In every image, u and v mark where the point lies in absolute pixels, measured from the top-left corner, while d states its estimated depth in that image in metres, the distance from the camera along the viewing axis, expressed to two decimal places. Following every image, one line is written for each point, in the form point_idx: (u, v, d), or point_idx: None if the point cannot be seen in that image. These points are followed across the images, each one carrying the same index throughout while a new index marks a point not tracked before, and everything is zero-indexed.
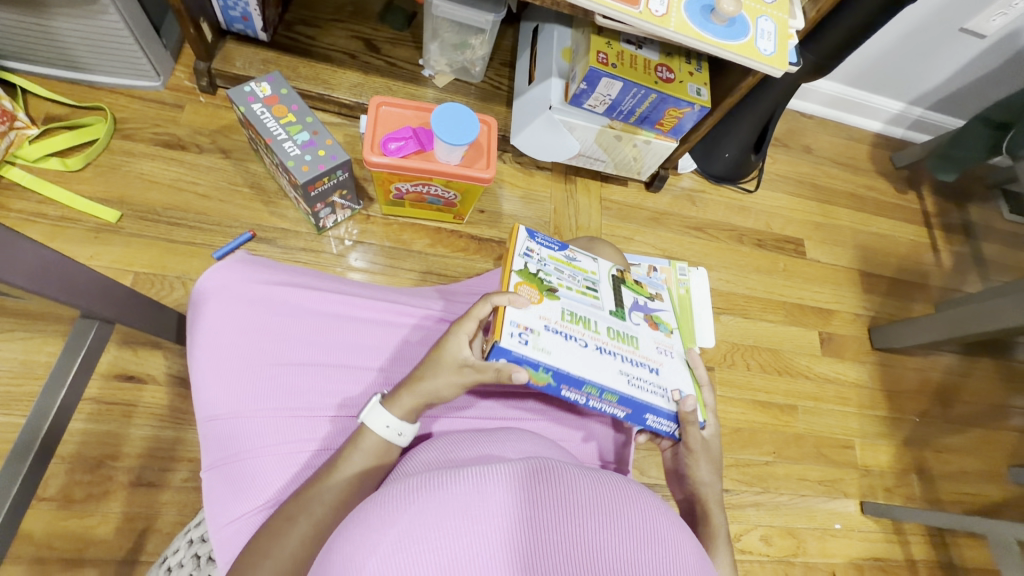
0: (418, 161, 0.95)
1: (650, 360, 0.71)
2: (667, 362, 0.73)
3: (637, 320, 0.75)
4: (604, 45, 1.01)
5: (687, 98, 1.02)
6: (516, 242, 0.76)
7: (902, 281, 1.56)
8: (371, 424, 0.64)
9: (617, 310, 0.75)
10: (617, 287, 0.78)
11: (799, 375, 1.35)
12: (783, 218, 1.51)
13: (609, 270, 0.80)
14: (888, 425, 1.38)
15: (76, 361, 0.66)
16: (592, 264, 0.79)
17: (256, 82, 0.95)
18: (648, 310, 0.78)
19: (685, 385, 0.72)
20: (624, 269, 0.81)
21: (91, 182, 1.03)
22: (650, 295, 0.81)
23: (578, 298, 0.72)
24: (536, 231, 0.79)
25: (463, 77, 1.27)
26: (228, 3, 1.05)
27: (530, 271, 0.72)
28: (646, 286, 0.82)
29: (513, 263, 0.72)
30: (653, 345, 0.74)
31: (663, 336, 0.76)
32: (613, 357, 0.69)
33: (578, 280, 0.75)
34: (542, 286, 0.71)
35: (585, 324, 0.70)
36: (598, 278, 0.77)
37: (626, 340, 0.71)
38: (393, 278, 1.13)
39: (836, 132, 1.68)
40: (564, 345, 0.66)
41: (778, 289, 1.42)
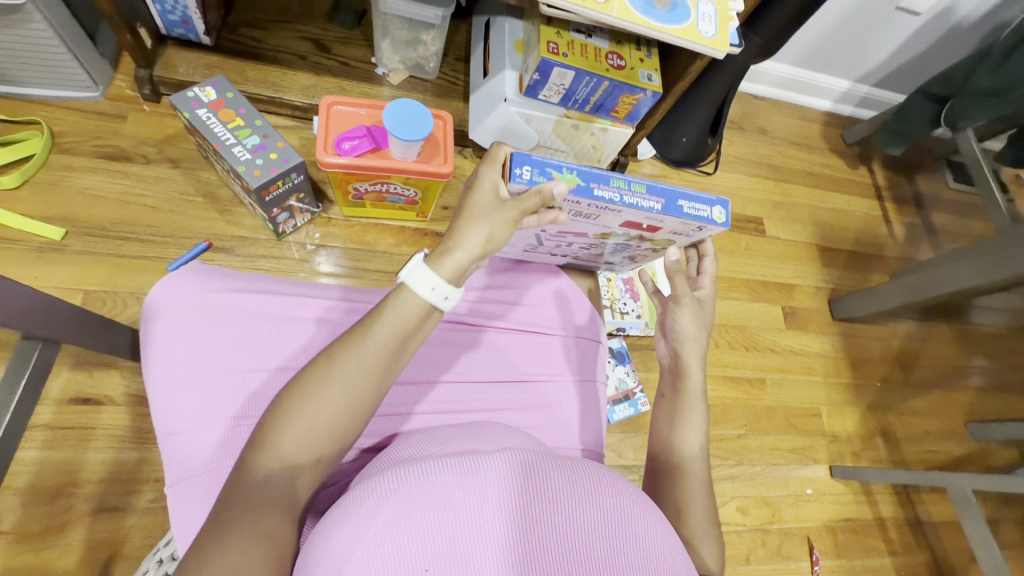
0: (374, 159, 0.94)
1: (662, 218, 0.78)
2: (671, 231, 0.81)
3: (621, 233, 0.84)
4: (554, 34, 1.01)
5: (639, 84, 1.04)
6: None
7: (858, 254, 1.62)
8: (414, 284, 0.60)
9: None
10: None
11: (767, 350, 1.39)
12: (742, 199, 1.55)
13: None
14: (852, 391, 1.43)
15: (18, 386, 0.63)
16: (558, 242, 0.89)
17: (199, 87, 0.92)
18: None
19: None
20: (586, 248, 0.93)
21: (30, 200, 0.99)
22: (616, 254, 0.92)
23: None
24: None
25: (418, 74, 1.26)
26: (164, 7, 1.02)
27: None
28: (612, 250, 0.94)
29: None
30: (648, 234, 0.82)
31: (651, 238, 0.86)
32: None
33: None
34: None
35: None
36: None
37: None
38: (358, 280, 1.11)
39: (789, 112, 1.73)
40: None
41: (742, 268, 1.46)
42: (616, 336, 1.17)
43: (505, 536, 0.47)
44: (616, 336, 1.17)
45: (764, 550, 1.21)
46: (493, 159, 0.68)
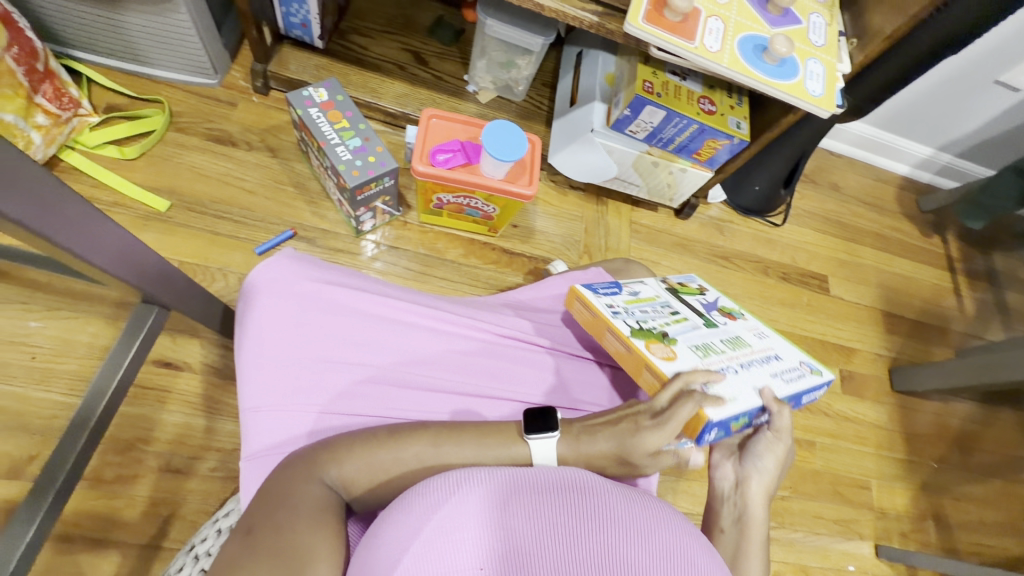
0: (464, 173, 0.97)
1: (767, 351, 0.80)
2: (767, 341, 0.83)
3: (718, 320, 0.86)
4: (650, 74, 1.03)
5: (727, 130, 1.05)
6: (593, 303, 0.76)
7: (924, 325, 1.56)
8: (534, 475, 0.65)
9: (706, 321, 0.83)
10: (682, 300, 0.89)
11: (820, 412, 1.34)
12: (809, 254, 1.52)
13: (662, 286, 0.91)
14: (905, 468, 1.36)
15: (133, 344, 0.71)
16: (650, 292, 0.88)
17: (314, 87, 0.98)
18: (716, 304, 0.91)
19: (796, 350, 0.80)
20: (671, 278, 0.94)
21: (142, 170, 1.06)
22: (698, 291, 0.94)
23: (680, 328, 0.77)
24: (593, 285, 0.80)
25: (505, 95, 1.31)
26: (290, 9, 1.09)
27: (636, 327, 0.73)
28: (691, 286, 0.95)
29: (620, 328, 0.72)
30: (747, 332, 0.84)
31: (747, 321, 0.87)
32: (756, 365, 0.74)
33: (663, 313, 0.81)
34: (658, 337, 0.72)
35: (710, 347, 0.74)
36: (664, 301, 0.88)
37: (737, 339, 0.79)
38: (425, 285, 1.15)
39: (863, 172, 1.70)
40: (723, 377, 0.67)
41: (802, 324, 1.43)
42: None
43: (553, 547, 0.50)
44: None
45: None
46: (679, 408, 0.62)
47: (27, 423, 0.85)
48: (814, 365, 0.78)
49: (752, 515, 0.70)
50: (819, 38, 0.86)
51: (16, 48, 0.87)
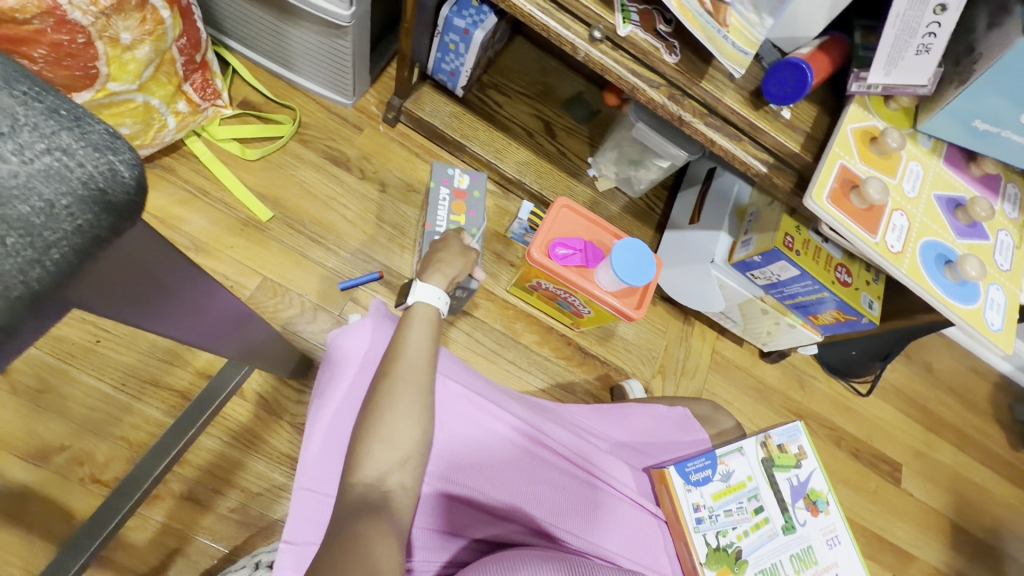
0: (577, 276, 0.91)
1: (829, 570, 0.76)
2: (836, 551, 0.78)
3: (801, 510, 0.79)
4: (794, 228, 0.96)
5: (859, 308, 0.97)
6: (681, 502, 0.78)
7: (989, 546, 1.42)
8: (423, 296, 0.77)
9: (786, 524, 0.78)
10: (770, 474, 0.81)
11: None
12: (886, 434, 1.40)
13: (755, 449, 0.82)
14: None
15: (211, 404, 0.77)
16: (742, 472, 0.81)
17: (458, 172, 1.03)
18: (805, 489, 0.81)
19: None
20: (767, 440, 0.82)
21: (255, 175, 1.04)
22: (794, 459, 0.83)
23: (755, 540, 0.77)
24: (686, 463, 0.80)
25: (623, 187, 1.26)
26: (444, 56, 1.07)
27: (716, 547, 0.75)
28: (791, 449, 0.83)
29: (695, 547, 0.75)
30: (820, 538, 0.78)
31: (826, 519, 0.79)
32: None
33: (746, 513, 0.78)
34: (731, 563, 0.74)
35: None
36: (757, 487, 0.80)
37: (806, 557, 0.76)
38: (491, 364, 1.10)
39: (962, 358, 1.56)
40: None
41: (861, 512, 1.32)
42: None
43: None
44: None
45: None
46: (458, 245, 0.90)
47: (68, 409, 0.83)
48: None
49: None
50: (1005, 260, 0.78)
51: (185, 39, 0.86)
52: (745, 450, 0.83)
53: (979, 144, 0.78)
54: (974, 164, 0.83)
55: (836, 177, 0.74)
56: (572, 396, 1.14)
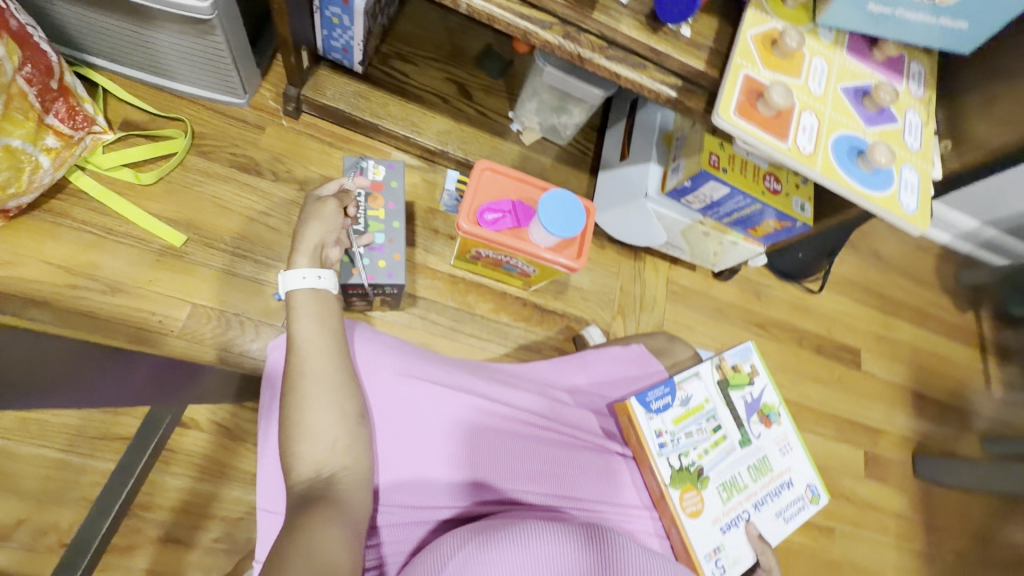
0: (512, 238, 0.89)
1: (783, 474, 0.85)
2: (789, 456, 0.86)
3: (754, 424, 0.85)
4: (718, 146, 0.95)
5: (792, 214, 0.98)
6: (643, 430, 0.80)
7: (950, 406, 1.52)
8: (295, 286, 0.71)
9: (743, 437, 0.84)
10: (726, 394, 0.86)
11: (841, 496, 1.30)
12: (844, 325, 1.47)
13: (711, 373, 0.86)
14: (922, 560, 1.32)
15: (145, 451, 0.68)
16: (700, 395, 0.85)
17: (373, 164, 0.99)
18: (758, 405, 0.86)
19: (810, 474, 0.86)
20: (722, 362, 0.87)
21: (159, 200, 0.97)
22: (748, 377, 0.88)
23: (715, 457, 0.82)
24: (647, 395, 0.81)
25: (550, 136, 1.23)
26: (332, 33, 1.00)
27: (681, 469, 0.79)
28: (743, 368, 0.89)
29: (660, 471, 0.78)
30: (773, 447, 0.85)
31: (778, 429, 0.86)
32: (765, 503, 0.82)
33: (706, 433, 0.83)
34: (694, 481, 0.79)
35: (735, 486, 0.81)
36: (715, 408, 0.84)
37: (761, 466, 0.83)
38: (452, 341, 1.09)
39: (906, 239, 1.62)
40: (736, 534, 0.79)
41: (832, 402, 1.39)
42: None
43: None
44: None
45: None
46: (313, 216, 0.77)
47: (17, 483, 0.79)
48: (817, 491, 0.85)
49: None
50: (916, 140, 0.80)
51: (30, 66, 0.79)
52: (702, 374, 0.86)
53: (880, 28, 0.77)
54: (877, 49, 0.82)
55: (741, 88, 0.73)
56: (538, 355, 1.14)
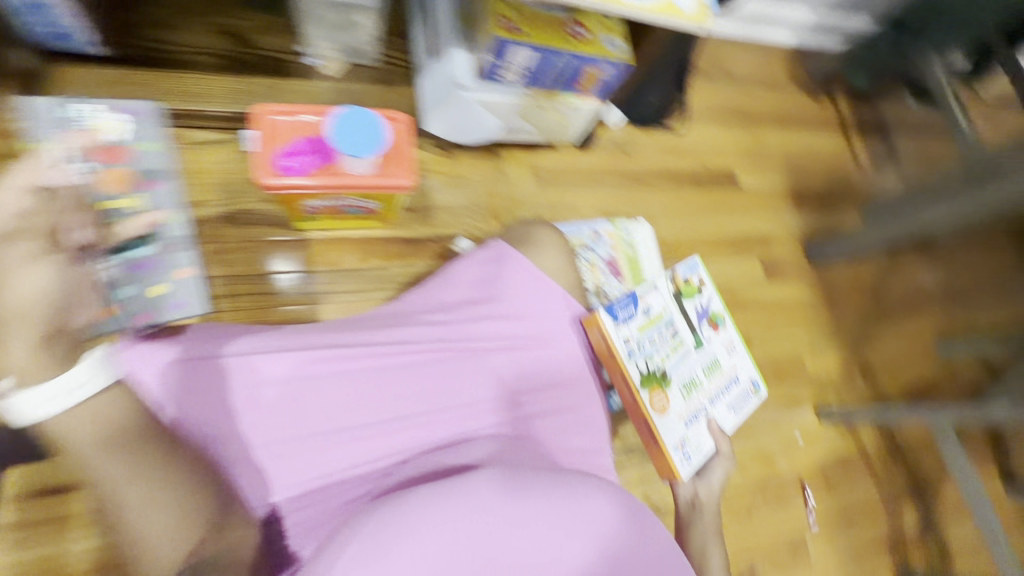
0: (326, 177, 0.82)
1: (731, 372, 0.99)
2: (735, 356, 1.00)
3: (705, 329, 0.98)
4: (507, 7, 0.89)
5: (608, 56, 0.94)
6: (613, 340, 0.86)
7: (828, 193, 1.62)
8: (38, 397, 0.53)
9: (697, 343, 0.96)
10: (681, 306, 0.97)
11: (749, 307, 1.40)
12: (715, 152, 1.50)
13: (667, 288, 0.96)
14: (832, 334, 1.46)
15: None
16: (659, 305, 0.95)
17: (109, 112, 0.86)
18: (707, 312, 0.99)
19: (752, 369, 1.00)
20: (676, 278, 0.97)
21: None
22: (699, 290, 0.99)
23: (675, 360, 0.93)
24: (612, 308, 0.88)
25: (356, 60, 1.11)
26: (35, 18, 0.86)
27: (645, 372, 0.89)
28: (693, 281, 0.99)
29: (631, 376, 0.88)
30: (722, 349, 0.98)
31: (725, 334, 0.99)
32: (721, 399, 0.96)
33: (666, 340, 0.93)
34: (658, 382, 0.90)
35: (694, 385, 0.94)
36: (671, 318, 0.95)
37: (713, 366, 0.96)
38: (330, 304, 1.06)
39: (754, 50, 1.63)
40: (696, 426, 0.92)
41: (721, 227, 1.44)
42: None
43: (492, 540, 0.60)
44: None
45: (763, 501, 1.24)
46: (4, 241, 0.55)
47: None
48: (757, 384, 1.00)
49: (699, 519, 0.89)
50: None
51: None
52: (658, 288, 0.95)
53: None
54: None
55: None
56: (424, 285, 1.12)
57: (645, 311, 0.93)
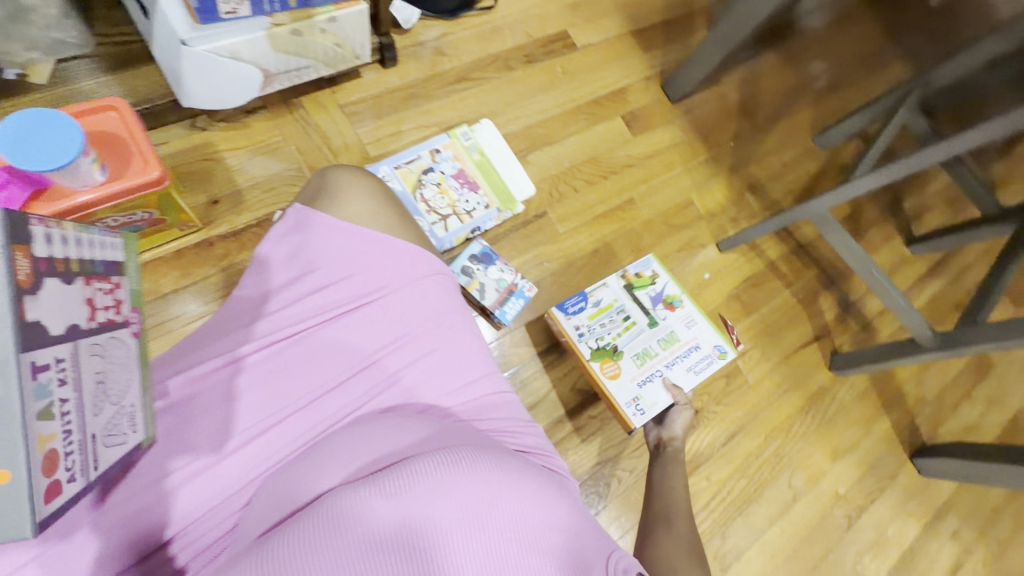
0: (48, 204, 0.69)
1: (691, 340, 1.15)
2: (694, 328, 1.17)
3: (662, 308, 1.17)
4: None
5: None
6: (564, 326, 1.12)
7: (673, 19, 1.51)
8: None
9: (650, 320, 1.15)
10: (635, 296, 1.17)
11: (623, 168, 1.33)
12: (539, 18, 1.37)
13: (619, 284, 1.17)
14: (713, 164, 1.43)
15: None
16: (610, 296, 1.16)
17: None
18: (662, 296, 1.18)
19: (717, 337, 1.16)
20: (626, 274, 1.18)
21: None
22: (652, 280, 1.19)
23: (627, 337, 1.13)
24: (564, 304, 1.14)
25: (69, 53, 0.97)
26: None
27: (597, 349, 1.11)
28: (645, 274, 1.19)
29: (583, 352, 1.11)
30: (680, 324, 1.16)
31: (682, 311, 1.17)
32: (677, 363, 1.13)
33: (615, 320, 1.14)
34: (610, 354, 1.11)
35: (647, 354, 1.12)
36: (622, 303, 1.16)
37: (669, 338, 1.14)
38: (168, 333, 0.95)
39: None
40: (649, 386, 1.10)
41: (570, 96, 1.34)
42: (475, 240, 1.12)
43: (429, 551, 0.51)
44: (475, 240, 1.12)
45: None
46: None
47: None
48: (721, 349, 1.15)
49: (665, 456, 1.01)
50: None
51: None
52: (608, 285, 1.17)
53: None
54: None
55: None
56: None
57: (609, 294, 1.15)
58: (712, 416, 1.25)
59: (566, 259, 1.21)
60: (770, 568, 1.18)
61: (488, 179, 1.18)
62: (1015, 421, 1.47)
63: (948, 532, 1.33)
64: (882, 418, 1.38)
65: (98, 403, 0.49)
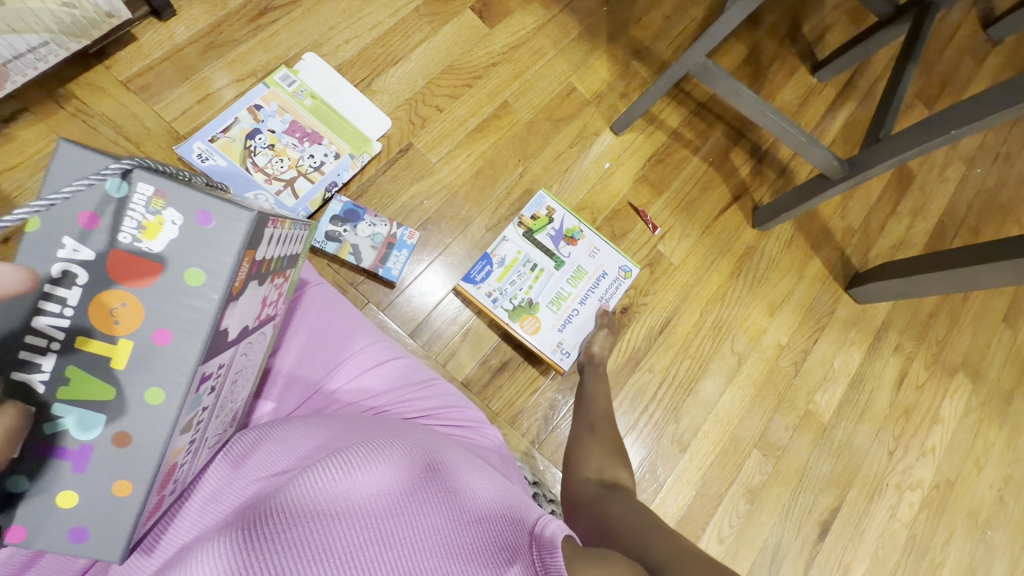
0: None
1: (597, 271, 1.16)
2: (598, 256, 1.17)
3: (564, 244, 1.14)
4: None
5: None
6: (477, 296, 1.06)
7: None
8: None
9: (556, 262, 1.13)
10: (536, 241, 1.12)
11: (488, 69, 1.17)
12: None
13: (517, 233, 1.11)
14: (588, 38, 1.26)
15: None
16: (512, 250, 1.10)
17: None
18: (562, 234, 1.15)
19: (619, 258, 1.17)
20: (522, 220, 1.11)
21: None
22: (548, 219, 1.14)
23: (539, 286, 1.11)
24: (470, 274, 1.06)
25: None
26: None
27: (514, 308, 1.07)
28: (541, 214, 1.13)
29: (502, 316, 1.06)
30: (584, 256, 1.16)
31: (583, 243, 1.16)
32: (589, 295, 1.14)
33: (524, 273, 1.10)
34: (529, 310, 1.08)
35: (561, 296, 1.12)
36: (525, 253, 1.11)
37: (578, 274, 1.14)
38: None
39: None
40: (570, 327, 1.10)
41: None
42: (333, 198, 1.00)
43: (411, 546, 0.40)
44: (334, 198, 1.01)
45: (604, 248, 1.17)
46: None
47: None
48: (626, 269, 1.18)
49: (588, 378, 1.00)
50: None
51: None
52: (507, 235, 1.10)
53: None
54: None
55: None
56: None
57: (512, 248, 1.10)
58: (643, 308, 1.21)
59: (447, 192, 1.09)
60: (729, 433, 1.21)
61: (328, 125, 1.04)
62: (941, 223, 1.47)
63: (890, 347, 1.37)
64: (812, 259, 1.36)
65: (230, 398, 0.47)
